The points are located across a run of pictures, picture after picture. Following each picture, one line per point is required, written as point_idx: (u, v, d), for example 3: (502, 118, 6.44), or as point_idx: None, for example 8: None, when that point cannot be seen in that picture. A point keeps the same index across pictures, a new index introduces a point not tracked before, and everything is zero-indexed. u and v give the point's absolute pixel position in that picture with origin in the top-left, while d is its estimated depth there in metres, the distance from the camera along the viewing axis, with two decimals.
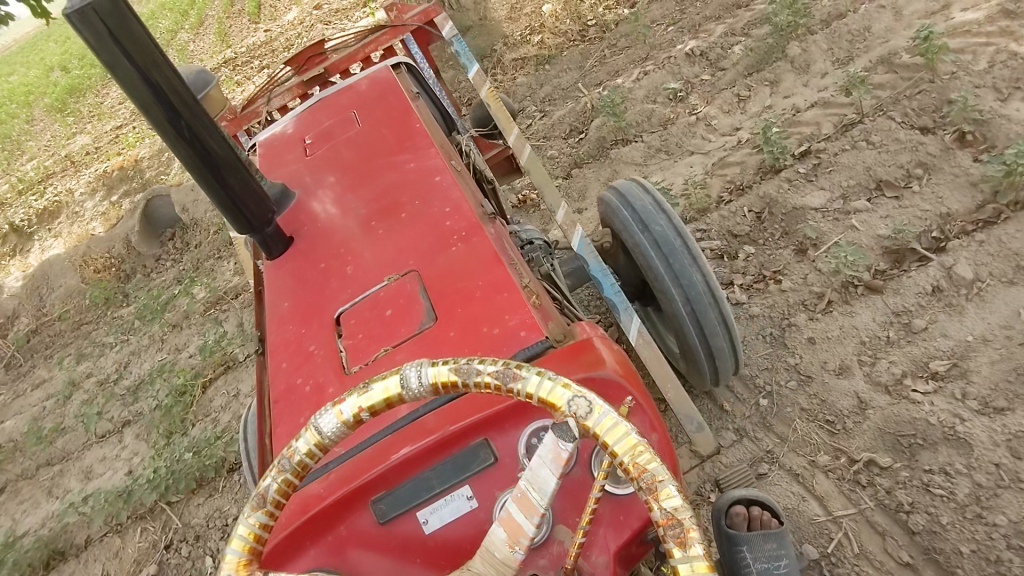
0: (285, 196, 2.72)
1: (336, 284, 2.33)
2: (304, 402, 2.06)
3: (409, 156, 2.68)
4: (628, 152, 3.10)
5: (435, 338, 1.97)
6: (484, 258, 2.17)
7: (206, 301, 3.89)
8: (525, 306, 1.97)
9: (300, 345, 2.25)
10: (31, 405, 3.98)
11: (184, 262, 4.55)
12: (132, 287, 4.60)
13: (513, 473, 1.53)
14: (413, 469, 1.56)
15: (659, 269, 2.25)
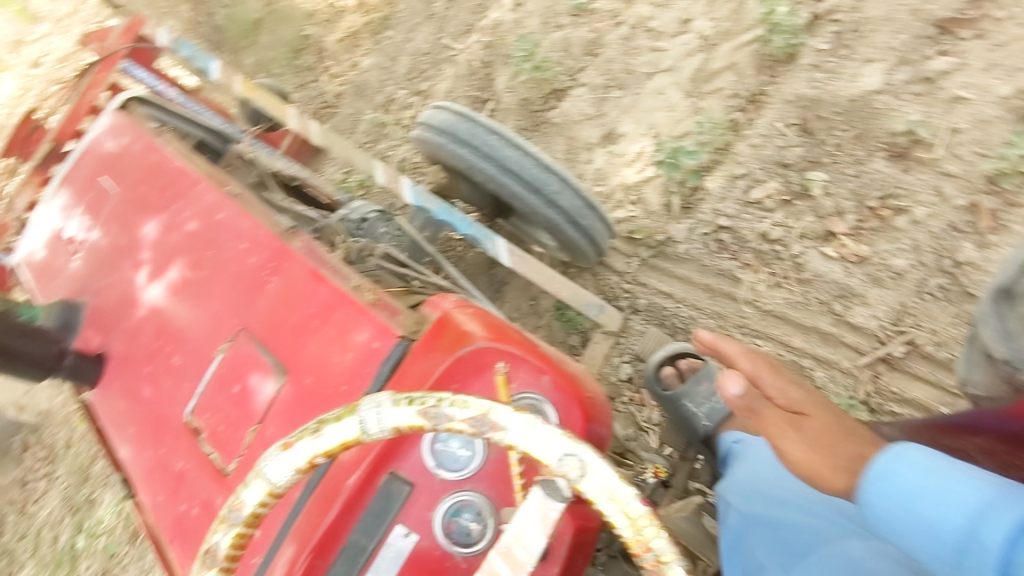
0: (71, 312, 1.50)
1: (165, 383, 1.33)
2: (198, 529, 1.21)
3: (179, 204, 1.47)
4: (572, 108, 2.29)
5: (298, 403, 1.17)
6: (295, 292, 1.26)
7: (130, 526, 3.00)
8: (366, 310, 1.20)
9: (162, 470, 1.29)
10: None
11: (66, 475, 3.42)
12: (13, 538, 3.46)
13: (442, 485, 1.07)
14: (333, 537, 1.07)
15: (491, 172, 1.68)
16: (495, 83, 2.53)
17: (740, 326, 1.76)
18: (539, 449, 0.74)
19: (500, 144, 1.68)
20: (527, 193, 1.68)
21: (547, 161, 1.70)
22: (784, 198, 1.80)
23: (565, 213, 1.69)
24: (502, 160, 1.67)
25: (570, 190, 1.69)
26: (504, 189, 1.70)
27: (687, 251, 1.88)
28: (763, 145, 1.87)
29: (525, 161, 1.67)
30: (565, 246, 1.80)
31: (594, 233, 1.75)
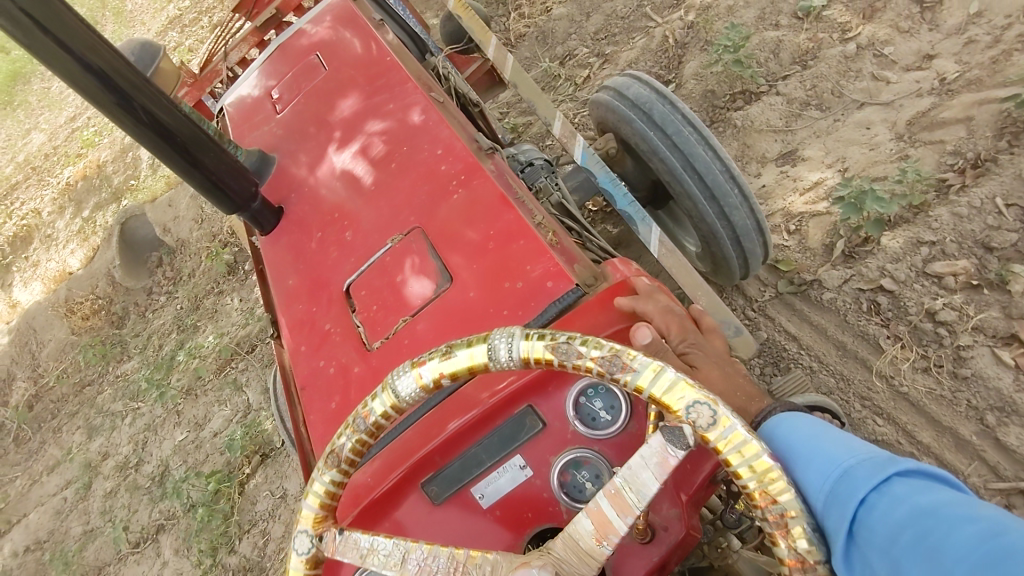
0: (266, 163, 1.58)
1: (336, 251, 1.36)
2: (327, 389, 1.22)
3: (388, 94, 1.50)
4: (759, 114, 2.12)
5: (452, 314, 1.13)
6: (481, 207, 1.22)
7: (218, 360, 3.29)
8: (548, 250, 1.12)
9: (311, 326, 1.32)
10: (49, 496, 3.54)
11: (179, 298, 3.79)
12: (128, 334, 3.92)
13: (573, 436, 1.00)
14: (456, 443, 1.05)
15: (673, 164, 1.60)
16: (686, 67, 2.40)
17: (863, 398, 1.60)
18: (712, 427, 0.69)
19: (693, 140, 1.59)
20: (701, 197, 1.58)
21: (735, 172, 1.59)
22: (971, 281, 1.57)
23: (733, 232, 1.59)
24: (689, 156, 1.58)
25: (747, 209, 1.58)
26: (679, 186, 1.61)
27: (833, 300, 1.72)
28: (962, 217, 1.63)
29: (709, 159, 1.58)
30: (718, 260, 1.70)
31: (750, 258, 1.64)
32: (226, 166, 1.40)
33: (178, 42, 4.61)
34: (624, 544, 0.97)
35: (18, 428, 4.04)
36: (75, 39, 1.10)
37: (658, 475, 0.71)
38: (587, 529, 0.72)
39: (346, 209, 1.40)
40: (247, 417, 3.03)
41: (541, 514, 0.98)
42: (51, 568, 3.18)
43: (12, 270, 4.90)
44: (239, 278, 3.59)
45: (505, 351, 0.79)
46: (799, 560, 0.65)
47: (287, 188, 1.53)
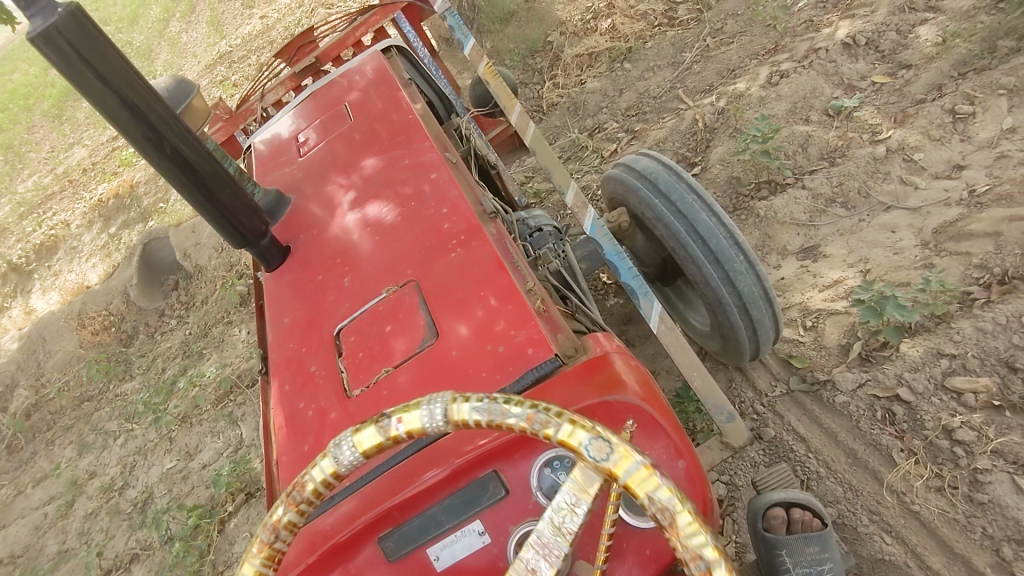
0: (282, 204, 1.59)
1: (333, 295, 1.32)
2: (300, 432, 1.16)
3: (402, 151, 1.50)
4: (783, 206, 2.11)
5: (430, 371, 1.07)
6: (476, 267, 1.17)
7: (217, 390, 3.27)
8: (535, 317, 1.07)
9: (295, 365, 1.27)
10: (30, 510, 3.48)
11: (189, 323, 3.81)
12: (133, 353, 3.93)
13: (536, 507, 0.91)
14: (414, 503, 0.94)
15: (677, 230, 1.56)
16: (714, 152, 2.42)
17: (871, 512, 1.52)
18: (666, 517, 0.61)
19: (697, 207, 1.56)
20: (705, 261, 1.51)
21: (739, 238, 1.53)
22: (993, 401, 1.50)
23: (738, 298, 1.50)
24: (693, 222, 1.54)
25: (752, 275, 1.50)
26: (685, 251, 1.55)
27: (846, 404, 1.67)
28: (986, 335, 1.58)
29: (713, 227, 1.53)
30: (730, 338, 1.59)
31: (760, 336, 1.55)
32: (241, 204, 1.38)
33: (225, 78, 4.80)
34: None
35: (12, 436, 4.01)
36: (114, 74, 1.13)
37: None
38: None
39: (347, 254, 1.38)
40: (238, 452, 2.98)
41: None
42: None
43: (33, 278, 4.98)
44: (250, 310, 3.61)
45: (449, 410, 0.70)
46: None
47: (297, 228, 1.53)
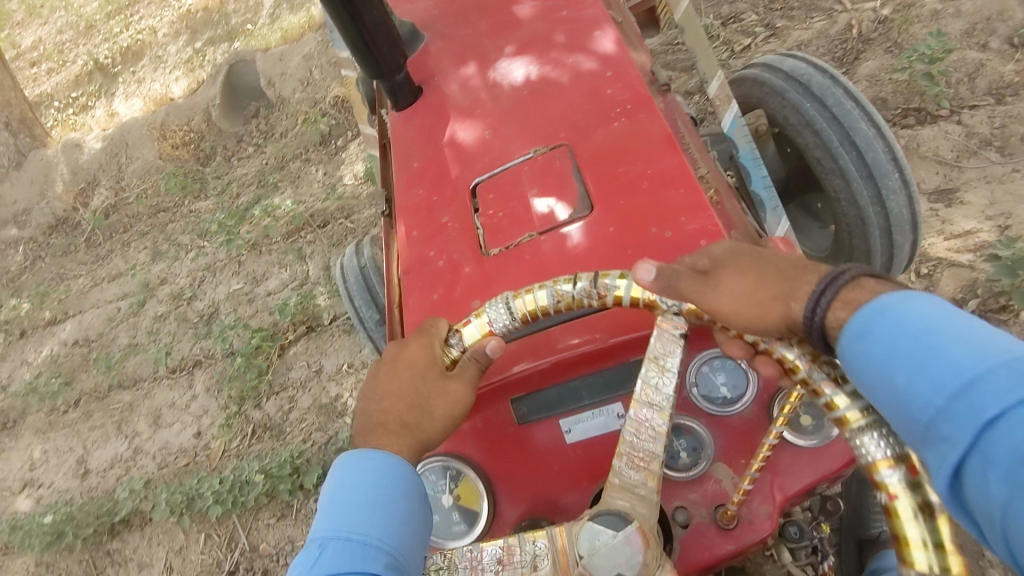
0: (414, 40, 1.64)
1: (474, 148, 1.39)
2: (433, 280, 1.27)
3: (562, 15, 1.51)
4: (930, 138, 2.04)
5: (587, 241, 1.15)
6: (644, 139, 1.23)
7: (289, 225, 3.35)
8: (706, 207, 1.10)
9: (428, 214, 1.38)
10: (105, 302, 3.72)
11: (267, 153, 3.86)
12: (210, 173, 4.01)
13: (681, 401, 1.04)
14: (561, 372, 1.10)
15: (828, 138, 1.63)
16: (863, 65, 2.30)
17: None
18: (869, 441, 0.65)
19: (855, 116, 1.61)
20: (856, 175, 1.61)
21: (897, 155, 1.60)
22: None
23: (886, 218, 1.61)
24: (850, 132, 1.60)
25: (904, 196, 1.60)
26: (834, 162, 1.63)
27: None
28: None
29: (869, 135, 1.60)
30: (860, 255, 1.71)
31: (895, 256, 1.66)
32: (383, 26, 1.41)
33: None
34: (701, 522, 0.97)
35: (92, 231, 4.23)
36: None
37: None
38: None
39: (495, 116, 1.41)
40: (304, 287, 3.09)
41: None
42: (91, 368, 3.36)
43: (118, 81, 5.05)
44: (328, 151, 3.62)
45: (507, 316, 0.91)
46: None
47: (429, 73, 1.59)
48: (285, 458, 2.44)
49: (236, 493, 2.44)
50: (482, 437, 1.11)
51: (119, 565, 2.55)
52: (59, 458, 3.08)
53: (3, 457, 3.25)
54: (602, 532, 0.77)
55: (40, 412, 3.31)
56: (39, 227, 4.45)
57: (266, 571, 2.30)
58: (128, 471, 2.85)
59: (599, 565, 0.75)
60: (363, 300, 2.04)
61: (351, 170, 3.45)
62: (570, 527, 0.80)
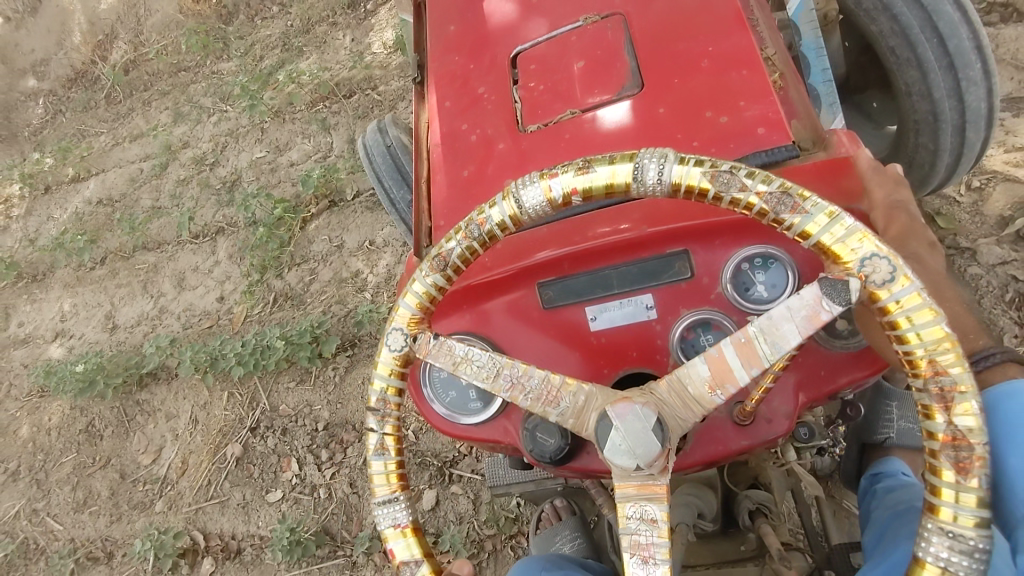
0: None
1: (529, 22, 1.46)
2: (465, 155, 1.38)
3: None
4: (1013, 38, 2.02)
5: (638, 119, 1.22)
6: (711, 15, 1.28)
7: (313, 94, 3.25)
8: (771, 93, 1.17)
9: (464, 83, 1.48)
10: (128, 162, 3.68)
11: (292, 15, 3.71)
12: (232, 33, 3.87)
13: (714, 297, 1.03)
14: (591, 258, 1.07)
15: (908, 22, 1.51)
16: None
17: None
18: (780, 208, 0.73)
19: None
20: (934, 66, 1.52)
21: (981, 42, 1.51)
22: None
23: (960, 114, 1.57)
24: (932, 15, 1.49)
25: (983, 88, 1.54)
26: (911, 51, 1.53)
27: (976, 277, 1.75)
28: None
29: (957, 20, 1.49)
30: (925, 155, 1.67)
31: (963, 153, 1.64)
32: None
33: None
34: (718, 417, 1.00)
35: (112, 88, 4.12)
36: None
37: (801, 329, 0.70)
38: (702, 376, 0.73)
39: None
40: (327, 160, 3.03)
41: (647, 357, 1.04)
42: (117, 227, 3.37)
43: None
44: (357, 16, 3.49)
45: (404, 338, 0.89)
46: (958, 436, 0.65)
47: None
48: (305, 326, 2.46)
49: (258, 357, 2.48)
50: (503, 314, 1.12)
51: (148, 414, 2.68)
52: (89, 312, 3.17)
53: (35, 307, 3.35)
54: (614, 441, 0.71)
55: (68, 267, 3.37)
56: (58, 80, 4.33)
57: (285, 429, 2.41)
58: (154, 328, 2.93)
59: (647, 450, 0.69)
60: (392, 181, 1.98)
61: (380, 39, 3.32)
62: (616, 475, 0.73)
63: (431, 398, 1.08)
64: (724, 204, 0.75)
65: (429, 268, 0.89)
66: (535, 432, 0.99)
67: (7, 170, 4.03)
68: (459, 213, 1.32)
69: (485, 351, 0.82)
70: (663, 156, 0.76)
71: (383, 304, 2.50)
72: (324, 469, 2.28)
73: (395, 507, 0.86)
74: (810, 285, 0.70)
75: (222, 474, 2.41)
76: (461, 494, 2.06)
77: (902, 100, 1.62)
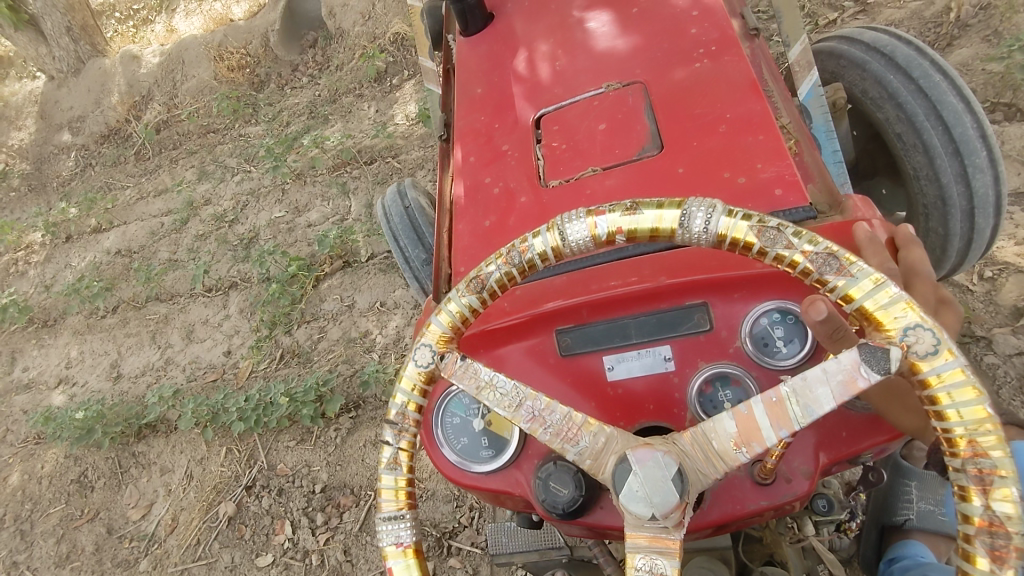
0: None
1: (554, 87, 1.57)
2: (486, 207, 1.45)
3: None
4: (1017, 136, 2.10)
5: (657, 178, 1.29)
6: (728, 84, 1.37)
7: (335, 159, 3.37)
8: (786, 157, 1.23)
9: (487, 140, 1.58)
10: (150, 216, 3.78)
11: (321, 86, 3.92)
12: (262, 100, 4.07)
13: (734, 351, 1.04)
14: (611, 307, 1.10)
15: (914, 110, 1.63)
16: (956, 51, 2.38)
17: None
18: (826, 269, 0.77)
19: (942, 87, 1.61)
20: (941, 151, 1.60)
21: (985, 132, 1.59)
22: None
23: (969, 200, 1.59)
24: (937, 104, 1.60)
25: (990, 176, 1.58)
26: (917, 137, 1.64)
27: (992, 365, 1.77)
28: None
29: (959, 108, 1.59)
30: (935, 240, 1.68)
31: (975, 240, 1.64)
32: None
33: None
34: (737, 477, 1.02)
35: (143, 145, 4.30)
36: None
37: (836, 394, 0.72)
38: (729, 432, 0.76)
39: (578, 59, 1.58)
40: (344, 222, 3.11)
41: (665, 411, 1.04)
42: (132, 277, 3.42)
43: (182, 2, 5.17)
44: (382, 88, 3.68)
45: (432, 355, 0.91)
46: (995, 523, 0.65)
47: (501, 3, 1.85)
48: (310, 384, 2.43)
49: (260, 413, 2.44)
50: (519, 360, 1.14)
51: (143, 467, 2.64)
52: (95, 360, 3.17)
53: (41, 352, 3.36)
54: (631, 486, 0.73)
55: (80, 314, 3.40)
56: (93, 135, 4.53)
57: (281, 490, 2.35)
58: (158, 379, 2.92)
59: (664, 500, 0.71)
60: (408, 240, 2.02)
61: (403, 111, 3.48)
62: (628, 525, 0.74)
63: (442, 442, 1.09)
64: (769, 259, 0.80)
65: (466, 289, 0.92)
66: (548, 481, 0.99)
67: (32, 218, 4.15)
68: (477, 260, 1.37)
69: (511, 380, 0.85)
70: (712, 206, 0.81)
71: (389, 365, 2.49)
72: (318, 534, 2.21)
73: (400, 526, 0.87)
74: (849, 351, 0.73)
75: (212, 534, 2.33)
76: (459, 567, 1.98)
77: (911, 184, 1.70)
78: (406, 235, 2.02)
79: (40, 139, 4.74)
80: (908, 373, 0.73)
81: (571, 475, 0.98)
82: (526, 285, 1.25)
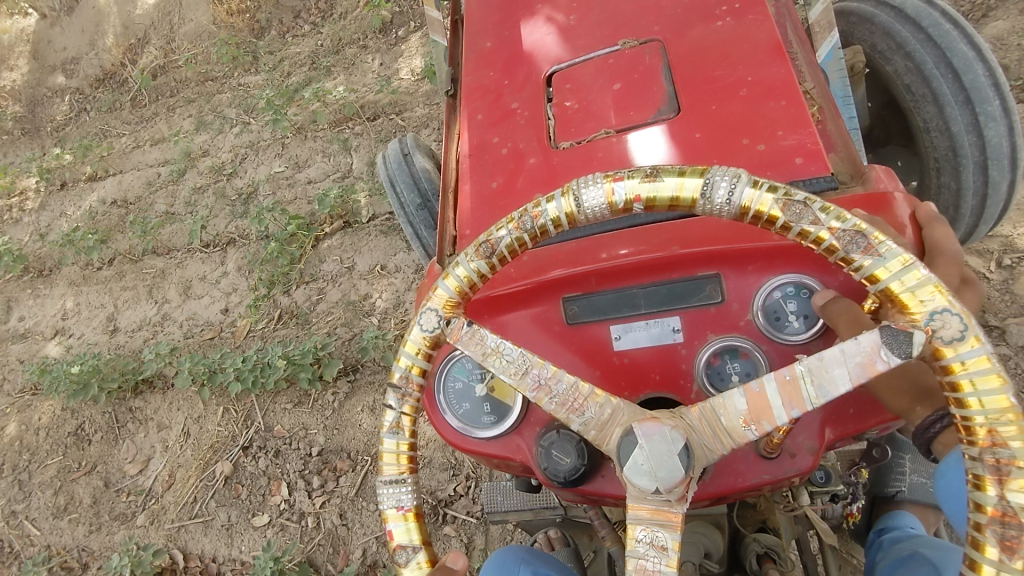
0: None
1: (566, 45, 1.49)
2: (493, 168, 1.38)
3: None
4: None
5: (672, 143, 1.22)
6: (750, 44, 1.28)
7: (337, 113, 3.27)
8: (808, 124, 1.16)
9: (496, 98, 1.50)
10: (147, 165, 3.69)
11: (324, 35, 3.78)
12: (263, 48, 3.93)
13: (744, 325, 0.99)
14: (620, 276, 1.05)
15: (922, 59, 1.56)
16: (991, 24, 2.27)
17: None
18: (851, 246, 0.69)
19: (952, 36, 1.53)
20: (951, 100, 1.52)
21: (999, 80, 1.51)
22: None
23: (982, 151, 1.52)
24: (947, 52, 1.53)
25: (1004, 125, 1.51)
26: (927, 86, 1.56)
27: (1004, 356, 1.73)
28: None
29: (971, 55, 1.51)
30: (948, 197, 1.60)
31: (990, 195, 1.56)
32: None
33: None
34: (741, 449, 0.96)
35: (139, 90, 4.16)
36: None
37: (852, 375, 0.67)
38: (739, 409, 0.71)
39: (594, 13, 1.49)
40: (345, 180, 3.03)
41: (671, 382, 1.01)
42: (128, 229, 3.35)
43: None
44: (387, 41, 3.54)
45: (438, 320, 0.85)
46: (1008, 513, 0.60)
47: None
48: (308, 346, 2.40)
49: (257, 374, 2.41)
50: (523, 328, 1.09)
51: (140, 422, 2.63)
52: (91, 312, 3.14)
53: (37, 302, 3.32)
54: (636, 459, 0.68)
55: (75, 265, 3.35)
56: (87, 78, 4.39)
57: (278, 451, 2.35)
58: (155, 335, 2.89)
59: (669, 475, 0.66)
60: (404, 185, 1.97)
61: (409, 65, 3.35)
62: (630, 495, 0.70)
63: (444, 408, 1.04)
64: (792, 235, 0.72)
65: (474, 253, 0.85)
66: (550, 449, 0.93)
67: (27, 163, 4.05)
68: (484, 224, 1.31)
69: (519, 346, 0.80)
70: (737, 174, 0.72)
71: (389, 331, 2.45)
72: (314, 497, 2.22)
73: (401, 490, 0.84)
74: (870, 332, 0.67)
75: (209, 492, 2.34)
76: (454, 536, 1.99)
77: (921, 137, 1.62)
78: (403, 180, 1.98)
79: (32, 81, 4.60)
80: (929, 358, 0.66)
81: (573, 444, 0.92)
82: (534, 248, 1.19)
